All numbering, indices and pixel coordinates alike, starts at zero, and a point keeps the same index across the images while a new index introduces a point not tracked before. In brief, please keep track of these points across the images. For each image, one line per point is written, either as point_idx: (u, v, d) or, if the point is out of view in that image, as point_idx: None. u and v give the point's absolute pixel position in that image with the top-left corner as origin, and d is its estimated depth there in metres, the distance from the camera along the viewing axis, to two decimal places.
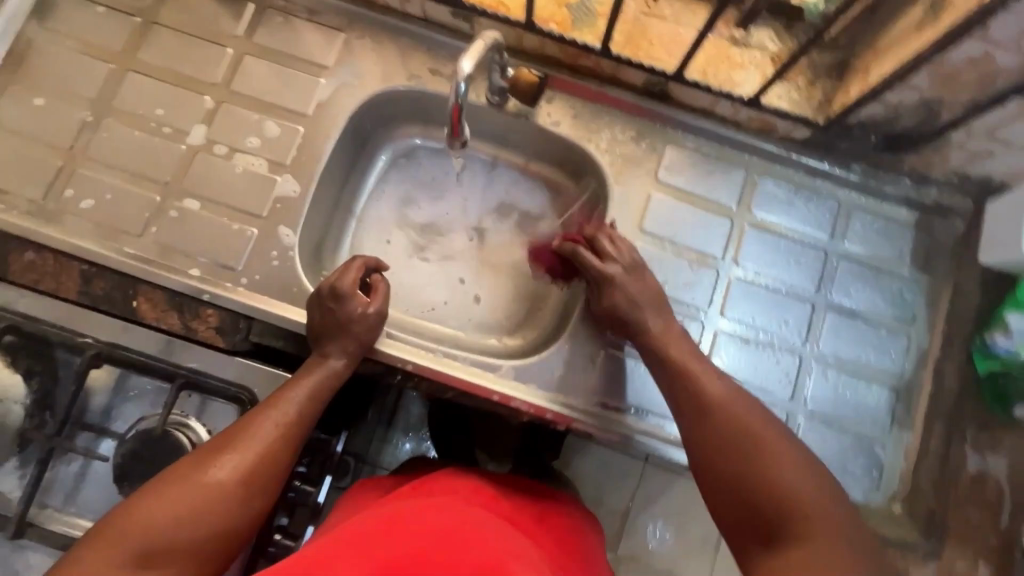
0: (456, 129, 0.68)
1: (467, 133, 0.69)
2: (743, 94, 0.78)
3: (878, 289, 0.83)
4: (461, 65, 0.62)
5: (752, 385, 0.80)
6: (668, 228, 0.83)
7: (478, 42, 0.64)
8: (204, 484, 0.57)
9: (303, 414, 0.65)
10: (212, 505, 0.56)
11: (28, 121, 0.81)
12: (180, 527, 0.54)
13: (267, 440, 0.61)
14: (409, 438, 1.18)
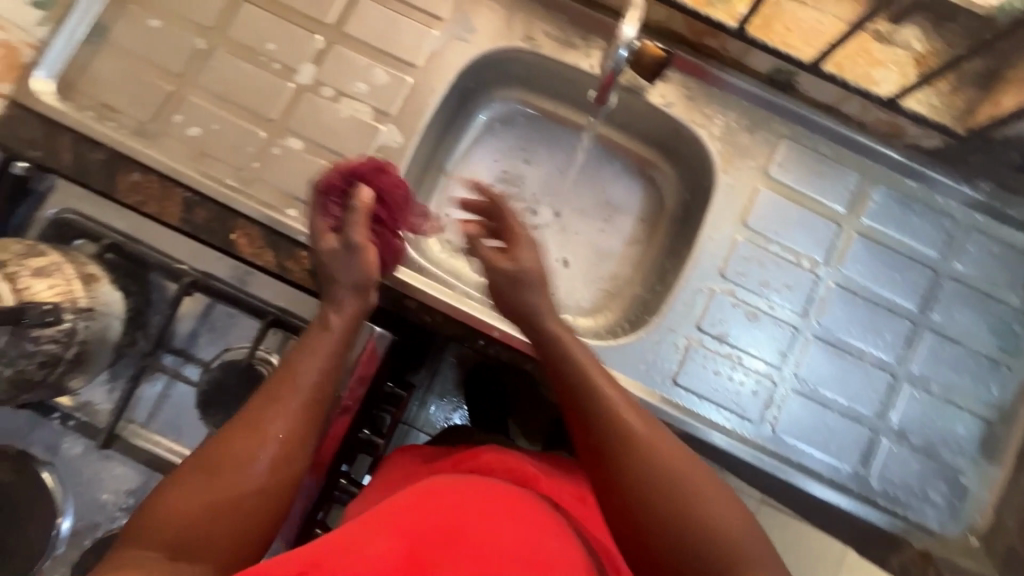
0: (603, 94, 0.75)
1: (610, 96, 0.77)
2: (880, 94, 0.75)
3: (984, 316, 0.80)
4: (622, 31, 0.64)
5: (840, 399, 0.78)
6: (772, 226, 0.80)
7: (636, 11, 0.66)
8: (234, 472, 0.53)
9: (323, 384, 0.60)
10: (249, 494, 0.53)
11: (143, 42, 0.81)
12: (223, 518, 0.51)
13: (287, 413, 0.57)
14: (442, 403, 1.19)
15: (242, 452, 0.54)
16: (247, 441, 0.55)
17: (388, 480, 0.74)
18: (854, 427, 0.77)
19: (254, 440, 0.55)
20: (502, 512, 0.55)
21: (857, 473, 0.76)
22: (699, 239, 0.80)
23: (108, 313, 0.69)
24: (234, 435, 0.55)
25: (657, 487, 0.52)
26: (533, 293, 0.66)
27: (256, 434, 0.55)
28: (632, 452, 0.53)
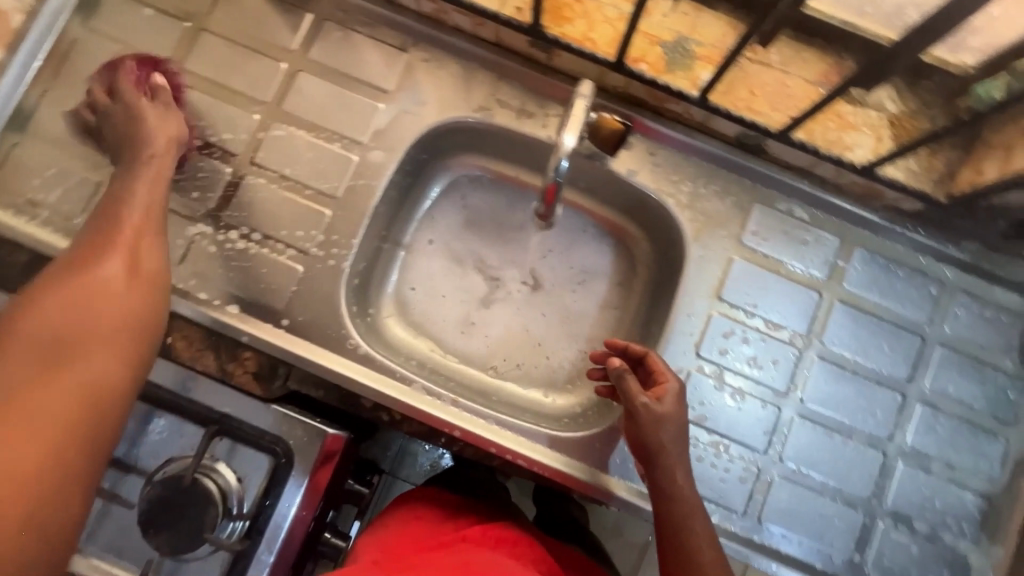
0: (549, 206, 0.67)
1: (556, 209, 0.68)
2: (854, 159, 0.69)
3: (978, 383, 0.75)
4: (564, 139, 0.61)
5: (830, 479, 0.73)
6: (749, 297, 0.75)
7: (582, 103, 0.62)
8: (59, 324, 0.55)
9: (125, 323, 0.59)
10: (85, 344, 0.55)
11: (67, 129, 0.75)
12: (47, 416, 0.51)
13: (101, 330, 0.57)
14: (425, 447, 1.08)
15: (72, 310, 0.56)
16: (57, 309, 0.55)
17: (398, 540, 0.70)
18: (847, 512, 0.73)
19: (76, 291, 0.57)
20: None
21: (852, 561, 0.72)
22: (671, 315, 0.75)
23: None
24: (44, 301, 0.56)
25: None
26: (668, 431, 0.63)
27: (89, 297, 0.57)
28: None
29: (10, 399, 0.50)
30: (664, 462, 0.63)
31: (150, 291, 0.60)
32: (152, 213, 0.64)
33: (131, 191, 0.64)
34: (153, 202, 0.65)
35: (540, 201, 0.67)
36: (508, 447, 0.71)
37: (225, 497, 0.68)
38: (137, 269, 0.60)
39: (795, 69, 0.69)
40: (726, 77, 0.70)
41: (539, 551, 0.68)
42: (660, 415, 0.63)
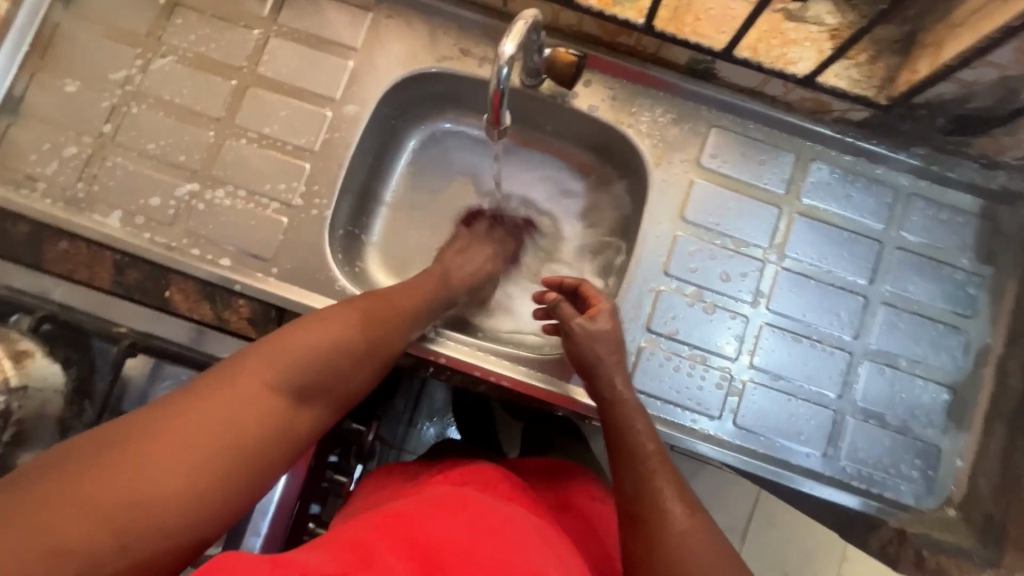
0: (497, 115, 0.58)
1: (506, 121, 0.60)
2: (796, 72, 0.72)
3: (936, 281, 0.78)
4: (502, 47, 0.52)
5: (800, 381, 0.77)
6: (712, 216, 0.79)
7: (522, 23, 0.56)
8: (309, 347, 0.57)
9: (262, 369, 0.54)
10: (330, 371, 0.58)
11: (58, 107, 0.80)
12: (248, 419, 0.50)
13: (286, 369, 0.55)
14: (433, 422, 1.14)
15: (310, 350, 0.57)
16: (316, 351, 0.58)
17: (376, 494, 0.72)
18: (818, 411, 0.76)
19: (324, 343, 0.58)
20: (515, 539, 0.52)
21: (826, 455, 0.75)
22: (639, 239, 0.79)
23: (43, 388, 0.68)
24: (295, 338, 0.57)
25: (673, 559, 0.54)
26: (603, 345, 0.70)
27: (342, 337, 0.60)
28: (669, 534, 0.55)
29: (252, 415, 0.51)
30: (606, 374, 0.69)
31: (378, 361, 0.64)
32: (414, 311, 0.69)
33: (419, 284, 0.73)
34: (429, 295, 0.73)
35: (486, 114, 0.59)
36: (502, 373, 0.75)
37: None
38: (314, 353, 0.57)
39: None
40: (670, 3, 0.72)
41: (516, 481, 0.72)
42: (592, 328, 0.70)
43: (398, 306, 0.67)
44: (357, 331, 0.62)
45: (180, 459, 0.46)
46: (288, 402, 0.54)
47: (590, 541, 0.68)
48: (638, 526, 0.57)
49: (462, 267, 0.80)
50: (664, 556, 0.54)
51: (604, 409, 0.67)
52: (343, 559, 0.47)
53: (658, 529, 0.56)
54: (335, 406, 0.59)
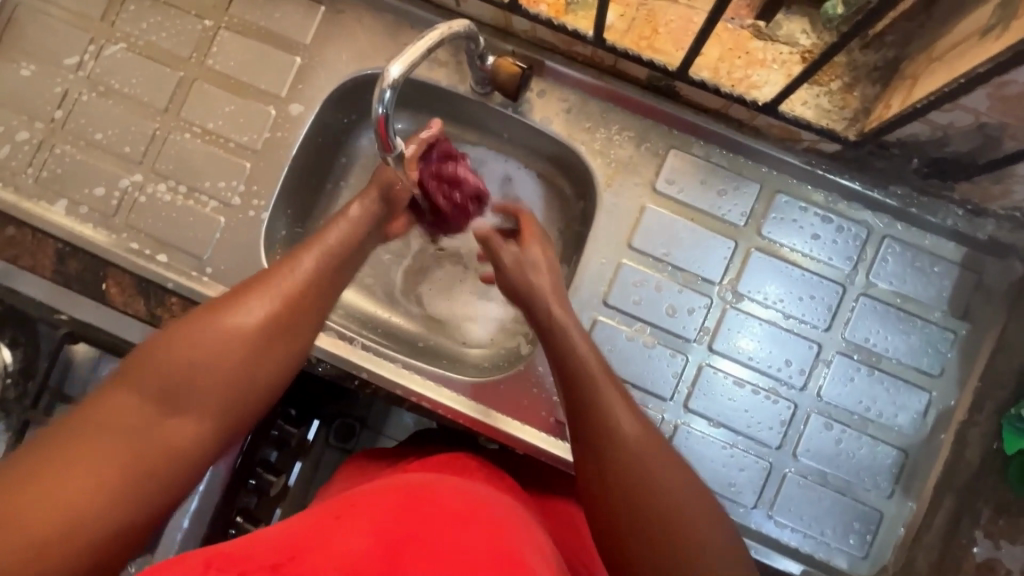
0: (386, 141, 0.57)
1: (400, 145, 0.58)
2: (759, 98, 0.65)
3: (902, 334, 0.72)
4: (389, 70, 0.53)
5: (738, 429, 0.72)
6: (661, 246, 0.74)
7: (423, 37, 0.53)
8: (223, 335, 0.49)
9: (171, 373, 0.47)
10: (217, 368, 0.48)
11: (11, 90, 0.80)
12: (155, 437, 0.45)
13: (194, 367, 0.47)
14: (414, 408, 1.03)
15: (186, 356, 0.47)
16: (191, 354, 0.48)
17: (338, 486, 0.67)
18: (753, 462, 0.71)
19: (203, 340, 0.48)
20: (473, 523, 0.45)
21: (757, 509, 0.71)
22: (580, 264, 0.74)
23: None
24: (165, 346, 0.48)
25: (643, 494, 0.47)
26: (535, 271, 0.64)
27: (225, 328, 0.49)
28: (628, 453, 0.49)
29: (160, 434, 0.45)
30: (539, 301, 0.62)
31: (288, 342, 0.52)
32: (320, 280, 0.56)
33: (324, 243, 0.59)
34: (345, 254, 0.59)
35: (376, 137, 0.57)
36: (427, 396, 0.75)
37: None
38: (230, 343, 0.49)
39: (702, 4, 0.67)
40: (629, 14, 0.67)
41: (485, 467, 0.66)
42: (526, 259, 0.65)
43: (294, 279, 0.54)
44: (249, 319, 0.50)
45: (76, 499, 0.40)
46: (198, 414, 0.47)
47: (568, 537, 0.62)
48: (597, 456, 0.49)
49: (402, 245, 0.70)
50: (628, 486, 0.47)
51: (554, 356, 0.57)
52: (282, 558, 0.40)
53: (628, 464, 0.48)
54: (252, 398, 0.50)
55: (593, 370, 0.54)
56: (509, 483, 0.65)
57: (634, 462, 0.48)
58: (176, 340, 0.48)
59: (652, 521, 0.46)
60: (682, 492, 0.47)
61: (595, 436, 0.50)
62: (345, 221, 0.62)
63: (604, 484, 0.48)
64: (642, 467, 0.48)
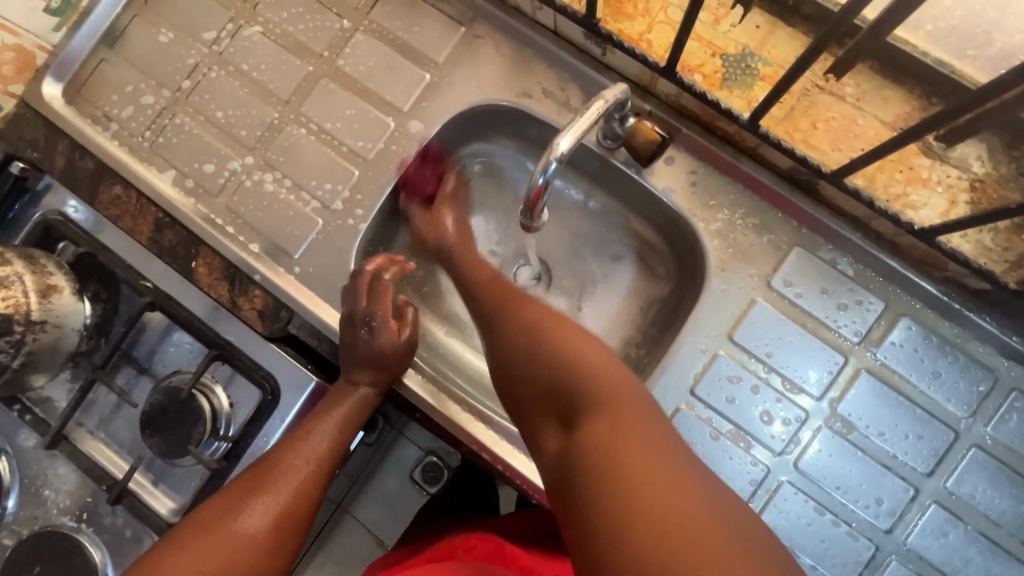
0: (534, 208, 0.57)
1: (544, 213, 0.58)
2: (914, 220, 0.61)
3: (1012, 499, 0.65)
4: (557, 141, 0.52)
5: (809, 558, 0.66)
6: (763, 346, 0.69)
7: (590, 111, 0.52)
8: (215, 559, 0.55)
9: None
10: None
11: (147, 53, 0.82)
12: None
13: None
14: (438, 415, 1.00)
15: (198, 567, 0.53)
16: (198, 565, 0.54)
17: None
18: None
19: (214, 551, 0.55)
20: None
21: None
22: (672, 346, 0.70)
23: (62, 326, 0.71)
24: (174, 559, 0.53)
25: (600, 397, 0.46)
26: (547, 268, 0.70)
27: (225, 542, 0.56)
28: (581, 371, 0.48)
29: None
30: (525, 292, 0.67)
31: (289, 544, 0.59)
32: (320, 475, 0.63)
33: (320, 428, 0.65)
34: (344, 436, 0.66)
35: (524, 203, 0.57)
36: (488, 446, 0.71)
37: (215, 419, 0.75)
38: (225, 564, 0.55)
39: (870, 106, 0.62)
40: (789, 102, 0.63)
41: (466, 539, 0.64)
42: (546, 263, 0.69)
43: (298, 475, 0.61)
44: (255, 521, 0.58)
45: None
46: None
47: None
48: (549, 397, 0.49)
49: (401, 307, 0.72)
50: (576, 389, 0.47)
51: (484, 316, 0.59)
52: None
53: (553, 367, 0.49)
54: None
55: (519, 302, 0.58)
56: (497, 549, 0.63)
57: (567, 356, 0.49)
58: (166, 558, 0.54)
59: (575, 384, 0.47)
60: (601, 361, 0.48)
61: (528, 365, 0.51)
62: (349, 395, 0.67)
63: (563, 425, 0.46)
64: (585, 369, 0.48)
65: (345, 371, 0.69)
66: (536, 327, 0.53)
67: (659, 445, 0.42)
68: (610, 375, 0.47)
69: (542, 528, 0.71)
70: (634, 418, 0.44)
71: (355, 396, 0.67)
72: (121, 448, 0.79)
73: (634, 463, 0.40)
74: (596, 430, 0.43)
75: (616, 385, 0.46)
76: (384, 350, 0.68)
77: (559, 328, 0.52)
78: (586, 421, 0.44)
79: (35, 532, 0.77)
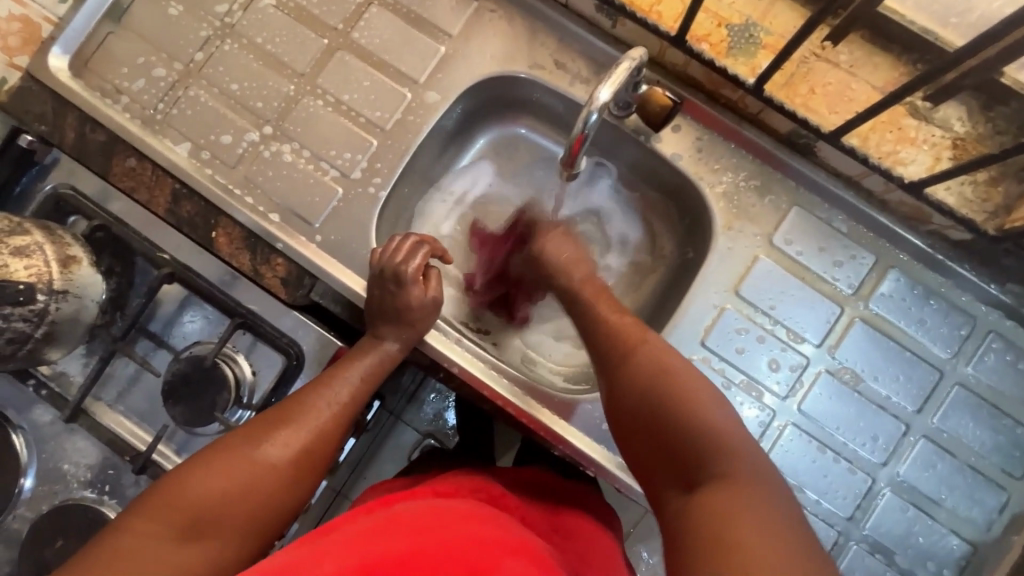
0: (572, 158, 0.60)
1: (580, 162, 0.62)
2: (904, 175, 0.67)
3: (991, 430, 0.72)
4: (597, 93, 0.56)
5: (813, 492, 0.72)
6: (767, 299, 0.74)
7: (620, 65, 0.56)
8: (241, 480, 0.56)
9: (189, 495, 0.53)
10: (237, 503, 0.55)
11: (156, 26, 0.82)
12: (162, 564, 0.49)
13: (206, 491, 0.54)
14: (435, 398, 1.02)
15: (213, 489, 0.54)
16: (216, 483, 0.55)
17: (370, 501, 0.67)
18: (822, 527, 0.71)
19: (232, 476, 0.55)
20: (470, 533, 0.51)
21: None
22: (683, 302, 0.75)
23: (82, 296, 0.71)
24: (195, 472, 0.55)
25: (715, 456, 0.49)
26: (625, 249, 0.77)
27: (250, 472, 0.56)
28: (682, 421, 0.52)
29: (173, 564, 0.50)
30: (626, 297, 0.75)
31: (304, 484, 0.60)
32: (339, 421, 0.63)
33: (347, 377, 0.66)
34: (362, 390, 0.67)
35: (563, 151, 0.60)
36: (512, 401, 0.75)
37: (239, 386, 0.75)
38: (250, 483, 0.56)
39: (863, 72, 0.68)
40: (789, 68, 0.69)
41: (468, 480, 0.66)
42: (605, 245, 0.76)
43: (325, 415, 0.63)
44: (277, 453, 0.58)
45: None
46: (200, 543, 0.52)
47: (596, 556, 0.61)
48: (659, 438, 0.52)
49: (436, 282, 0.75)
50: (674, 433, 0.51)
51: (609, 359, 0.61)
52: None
53: (658, 404, 0.54)
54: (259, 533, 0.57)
55: (650, 344, 0.60)
56: (495, 493, 0.64)
57: (672, 399, 0.53)
58: (190, 474, 0.54)
59: (686, 435, 0.51)
60: (722, 425, 0.51)
61: (679, 414, 0.52)
62: (376, 351, 0.69)
63: (671, 472, 0.51)
64: (686, 417, 0.52)
65: (372, 332, 0.71)
66: (700, 395, 0.53)
67: (751, 498, 0.45)
68: (719, 428, 0.51)
69: (553, 482, 0.72)
70: (754, 486, 0.46)
71: (378, 354, 0.69)
72: (141, 420, 0.78)
73: (722, 515, 0.44)
74: (720, 491, 0.46)
75: (725, 429, 0.51)
76: (412, 305, 0.72)
77: (700, 392, 0.54)
78: (709, 480, 0.48)
79: (56, 506, 0.76)
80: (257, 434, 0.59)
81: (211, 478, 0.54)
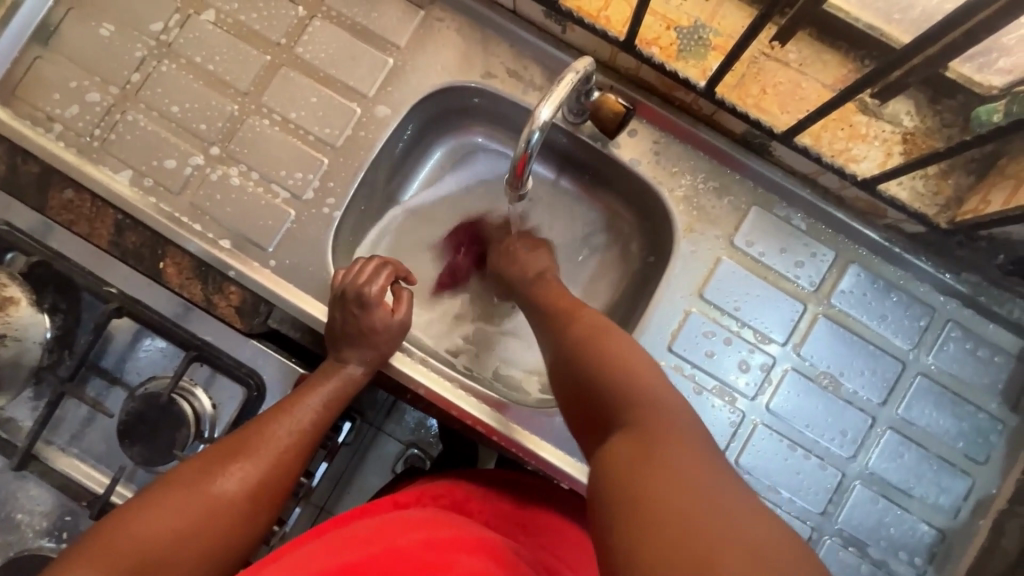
0: (519, 176, 0.60)
1: (529, 180, 0.61)
2: (858, 172, 0.68)
3: (954, 417, 0.73)
4: (540, 112, 0.55)
5: (786, 490, 0.72)
6: (732, 301, 0.74)
7: (561, 81, 0.55)
8: (193, 509, 0.53)
9: (134, 534, 0.50)
10: (192, 541, 0.52)
11: (86, 48, 0.78)
12: None
13: (153, 525, 0.51)
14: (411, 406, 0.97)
15: (163, 523, 0.52)
16: (166, 522, 0.52)
17: None
18: (796, 524, 0.72)
19: (184, 509, 0.53)
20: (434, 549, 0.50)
21: None
22: (649, 307, 0.74)
23: (22, 339, 0.67)
24: (143, 512, 0.52)
25: (649, 411, 0.48)
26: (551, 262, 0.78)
27: (202, 501, 0.54)
28: (618, 377, 0.51)
29: None
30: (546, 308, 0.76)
31: (266, 512, 0.57)
32: (302, 449, 0.61)
33: (309, 405, 0.63)
34: (326, 415, 0.65)
35: (510, 170, 0.60)
36: (482, 419, 0.74)
37: (199, 420, 0.73)
38: (208, 513, 0.54)
39: (812, 70, 0.68)
40: (739, 69, 0.68)
41: (430, 489, 0.65)
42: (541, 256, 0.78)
43: (286, 438, 0.61)
44: (233, 488, 0.56)
45: None
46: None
47: (570, 548, 0.61)
48: (594, 398, 0.52)
49: (400, 308, 0.73)
50: (610, 391, 0.51)
51: (554, 333, 0.62)
52: None
53: (595, 362, 0.54)
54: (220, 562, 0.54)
55: (586, 317, 0.61)
56: (459, 498, 0.64)
57: (609, 358, 0.53)
58: (135, 511, 0.52)
59: (618, 396, 0.50)
60: (652, 383, 0.51)
61: (613, 370, 0.52)
62: (338, 376, 0.67)
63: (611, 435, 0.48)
64: (623, 376, 0.51)
65: (333, 357, 0.69)
66: (636, 360, 0.53)
67: (678, 448, 0.43)
68: (651, 389, 0.50)
69: (525, 480, 0.71)
70: (689, 440, 0.44)
71: (336, 381, 0.66)
72: (98, 462, 0.75)
73: (659, 465, 0.41)
74: (637, 440, 0.45)
75: (659, 390, 0.50)
76: (374, 327, 0.70)
77: (635, 355, 0.54)
78: (630, 432, 0.46)
79: (11, 559, 0.73)
80: (208, 465, 0.57)
81: (156, 512, 0.52)
